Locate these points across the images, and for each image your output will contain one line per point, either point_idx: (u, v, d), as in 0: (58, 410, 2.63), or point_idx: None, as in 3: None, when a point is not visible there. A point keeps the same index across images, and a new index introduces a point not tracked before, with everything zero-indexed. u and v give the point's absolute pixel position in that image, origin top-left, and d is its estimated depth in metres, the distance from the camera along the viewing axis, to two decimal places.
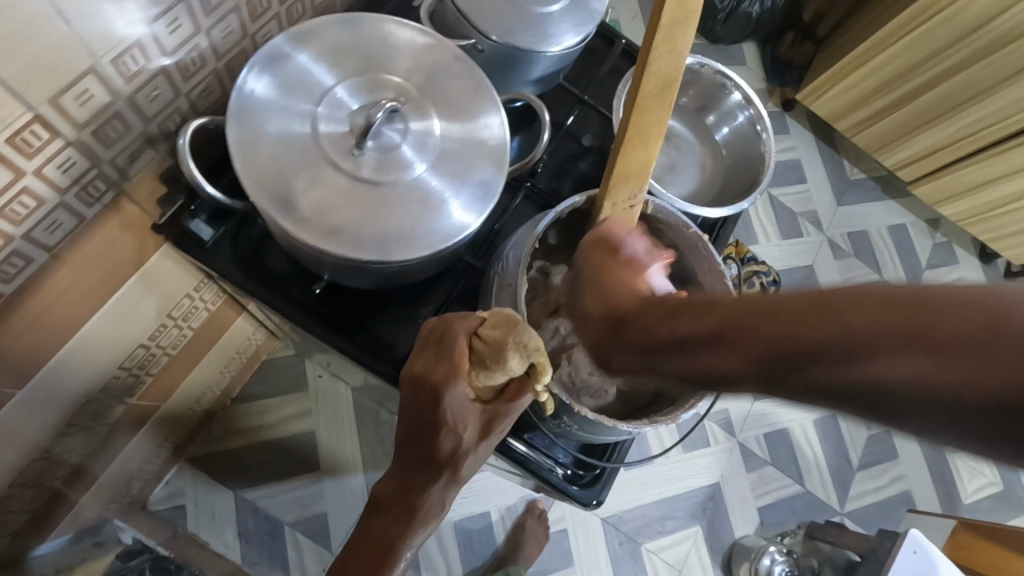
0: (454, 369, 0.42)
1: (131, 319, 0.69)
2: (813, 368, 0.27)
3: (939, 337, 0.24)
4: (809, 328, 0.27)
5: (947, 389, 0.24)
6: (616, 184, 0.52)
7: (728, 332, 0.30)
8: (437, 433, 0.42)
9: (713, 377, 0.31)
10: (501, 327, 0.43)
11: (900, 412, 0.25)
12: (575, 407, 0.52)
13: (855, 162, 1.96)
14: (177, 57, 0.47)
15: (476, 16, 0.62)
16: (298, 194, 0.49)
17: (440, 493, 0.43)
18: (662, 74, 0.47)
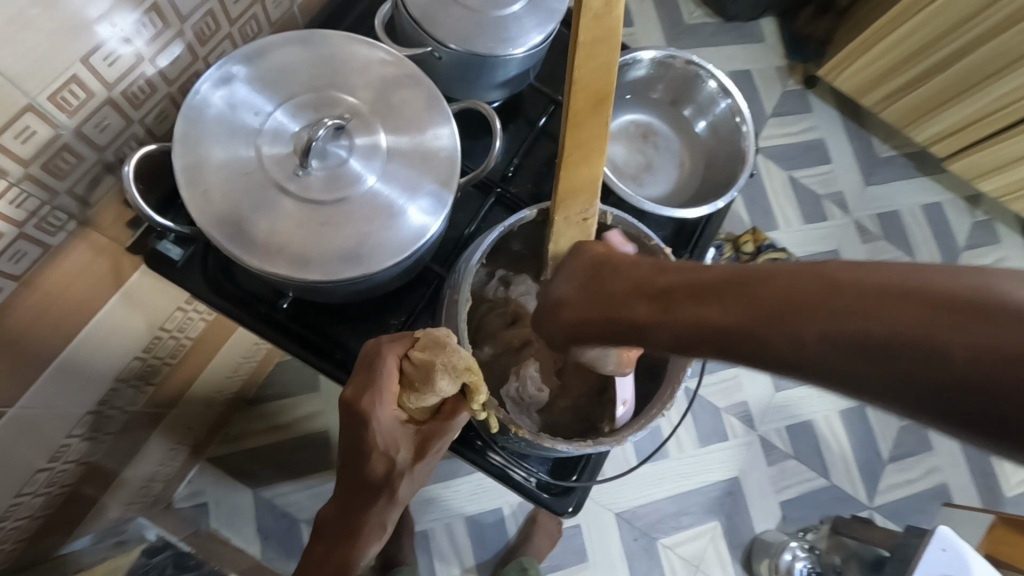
0: (382, 391, 0.43)
1: (120, 334, 0.71)
2: (801, 317, 0.32)
3: (929, 300, 0.28)
4: (807, 286, 0.33)
5: (929, 341, 0.27)
6: (565, 199, 0.54)
7: (724, 293, 0.37)
8: (369, 456, 0.43)
9: (714, 329, 0.36)
10: (430, 350, 0.44)
11: (862, 360, 0.29)
12: (513, 425, 0.52)
13: (884, 138, 1.85)
14: (121, 88, 0.48)
15: (432, 23, 0.61)
16: (250, 217, 0.49)
17: (380, 517, 0.43)
18: (593, 88, 0.51)
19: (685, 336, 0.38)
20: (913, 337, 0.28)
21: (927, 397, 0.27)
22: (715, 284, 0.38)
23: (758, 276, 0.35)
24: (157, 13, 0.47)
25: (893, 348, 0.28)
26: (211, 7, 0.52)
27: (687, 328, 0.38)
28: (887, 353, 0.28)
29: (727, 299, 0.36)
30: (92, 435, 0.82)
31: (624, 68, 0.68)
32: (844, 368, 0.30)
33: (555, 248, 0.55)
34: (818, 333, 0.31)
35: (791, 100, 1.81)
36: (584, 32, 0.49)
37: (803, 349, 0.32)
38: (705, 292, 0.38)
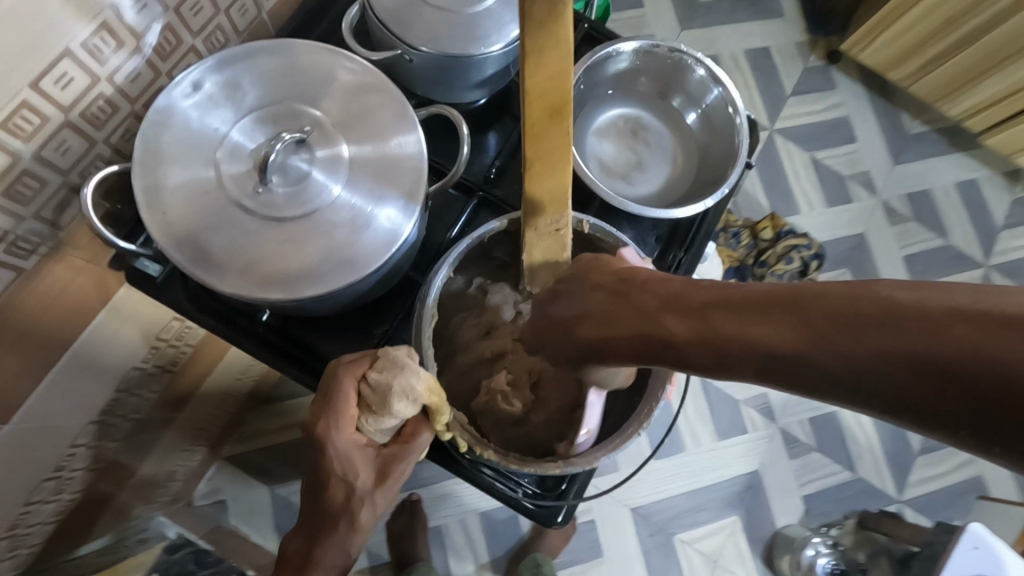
0: (340, 415, 0.41)
1: (113, 347, 0.72)
2: (847, 331, 0.30)
3: (990, 315, 0.26)
4: (854, 300, 0.31)
5: (994, 358, 0.25)
6: (532, 212, 0.54)
7: (761, 307, 0.35)
8: (328, 483, 0.41)
9: (752, 345, 0.35)
10: (388, 370, 0.42)
11: (918, 378, 0.28)
12: (479, 448, 0.50)
13: (915, 114, 1.75)
14: (78, 109, 0.47)
15: (403, 27, 0.59)
16: (216, 239, 0.48)
17: (337, 548, 0.41)
18: (548, 100, 0.47)
19: (717, 351, 0.37)
20: (973, 353, 0.26)
21: (984, 413, 0.26)
22: (751, 298, 0.36)
23: (814, 290, 0.33)
24: (108, 34, 0.46)
25: (951, 364, 0.27)
26: (167, 22, 0.51)
27: (721, 343, 0.36)
28: (943, 369, 0.27)
29: (768, 314, 0.35)
30: (97, 444, 0.83)
31: (604, 62, 0.64)
32: (897, 387, 0.28)
33: (528, 258, 0.56)
34: (866, 347, 0.29)
35: (813, 76, 1.72)
36: (531, 39, 0.43)
37: (850, 366, 0.30)
38: (740, 306, 0.36)
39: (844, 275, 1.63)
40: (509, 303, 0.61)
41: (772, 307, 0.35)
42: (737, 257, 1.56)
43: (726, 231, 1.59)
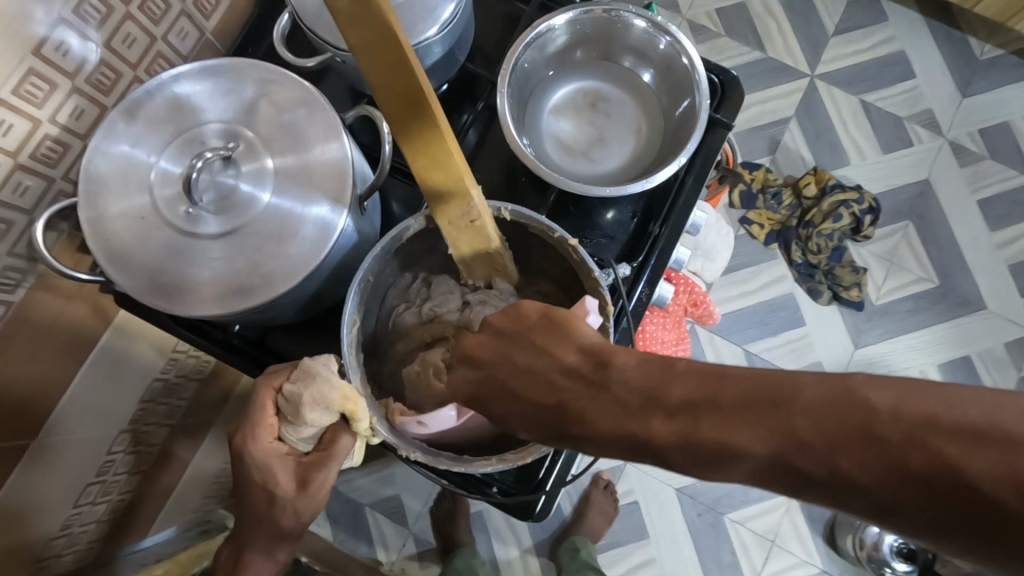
0: (258, 425, 0.44)
1: (127, 364, 0.79)
2: (841, 450, 0.27)
3: (976, 430, 0.25)
4: (840, 407, 0.28)
5: (985, 482, 0.24)
6: (439, 206, 0.53)
7: (736, 408, 0.31)
8: (252, 491, 0.45)
9: (737, 454, 0.30)
10: (299, 382, 0.43)
11: (943, 513, 0.25)
12: (401, 450, 0.48)
13: (986, 36, 1.54)
14: (28, 151, 0.51)
15: (334, 32, 0.57)
16: (156, 263, 0.50)
17: (266, 549, 0.46)
18: (399, 89, 0.48)
19: (705, 461, 0.31)
20: (1004, 486, 0.24)
21: (1021, 547, 0.24)
22: (722, 396, 0.31)
23: (791, 389, 0.29)
24: (40, 79, 0.49)
25: (974, 499, 0.25)
26: (102, 59, 0.54)
27: (716, 456, 0.31)
28: (972, 503, 0.25)
29: (759, 422, 0.30)
30: (136, 448, 0.91)
31: (543, 41, 0.64)
32: (889, 503, 0.27)
33: (456, 253, 0.56)
34: (881, 473, 0.27)
35: (857, 11, 1.56)
36: (353, 36, 0.45)
37: (869, 495, 0.27)
38: (729, 410, 0.31)
39: (907, 228, 1.47)
40: (456, 295, 0.60)
41: (748, 408, 0.30)
42: (779, 219, 1.46)
43: (765, 191, 1.46)
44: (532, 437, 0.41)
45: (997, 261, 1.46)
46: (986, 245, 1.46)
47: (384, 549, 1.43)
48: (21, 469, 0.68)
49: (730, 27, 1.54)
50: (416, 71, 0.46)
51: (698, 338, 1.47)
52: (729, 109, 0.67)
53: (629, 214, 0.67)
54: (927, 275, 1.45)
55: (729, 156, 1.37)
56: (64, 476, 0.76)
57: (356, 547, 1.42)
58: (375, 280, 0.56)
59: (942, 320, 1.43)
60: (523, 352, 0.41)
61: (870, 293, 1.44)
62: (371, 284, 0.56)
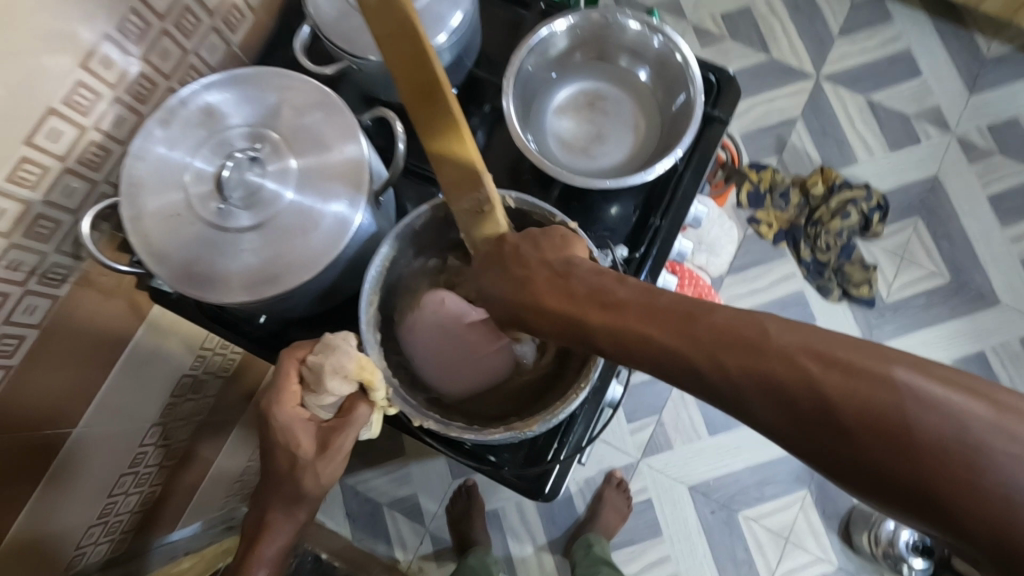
0: (283, 392, 0.48)
1: (158, 360, 0.84)
2: (724, 347, 0.39)
3: (827, 354, 0.35)
4: (741, 326, 0.39)
5: (815, 383, 0.35)
6: (454, 191, 0.57)
7: (665, 313, 0.43)
8: (276, 454, 0.48)
9: (652, 344, 0.42)
10: (322, 353, 0.48)
11: (777, 401, 0.37)
12: (415, 418, 0.52)
13: (993, 33, 1.56)
14: (75, 156, 0.57)
15: (349, 41, 0.62)
16: (188, 257, 0.54)
17: (285, 511, 0.49)
18: (415, 80, 0.51)
19: (629, 347, 0.44)
20: (839, 401, 0.34)
21: (816, 431, 0.35)
22: (661, 307, 0.43)
23: (713, 309, 0.41)
24: (86, 89, 0.55)
25: (813, 407, 0.35)
26: (140, 71, 0.59)
27: (645, 347, 0.43)
28: (808, 408, 0.35)
29: (678, 328, 0.41)
30: (164, 443, 0.96)
31: (545, 45, 0.68)
32: (743, 390, 0.38)
33: (470, 239, 0.59)
34: (747, 368, 0.38)
35: (862, 12, 1.58)
36: (378, 32, 0.50)
37: (731, 382, 0.38)
38: (665, 320, 0.42)
39: (916, 224, 1.48)
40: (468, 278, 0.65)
41: (674, 315, 0.42)
42: (787, 218, 1.47)
43: (772, 192, 1.48)
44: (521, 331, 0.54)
45: (1010, 255, 1.46)
46: (998, 239, 1.47)
47: (401, 546, 1.46)
48: (63, 455, 0.73)
49: (735, 30, 1.57)
50: (431, 64, 0.50)
51: None
52: (725, 105, 0.71)
53: (631, 208, 0.70)
54: (938, 271, 1.45)
55: (734, 155, 1.40)
56: (103, 464, 0.81)
57: (375, 545, 1.45)
58: (388, 268, 0.60)
59: (954, 315, 1.43)
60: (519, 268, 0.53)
61: (881, 290, 1.45)
62: (386, 270, 0.60)
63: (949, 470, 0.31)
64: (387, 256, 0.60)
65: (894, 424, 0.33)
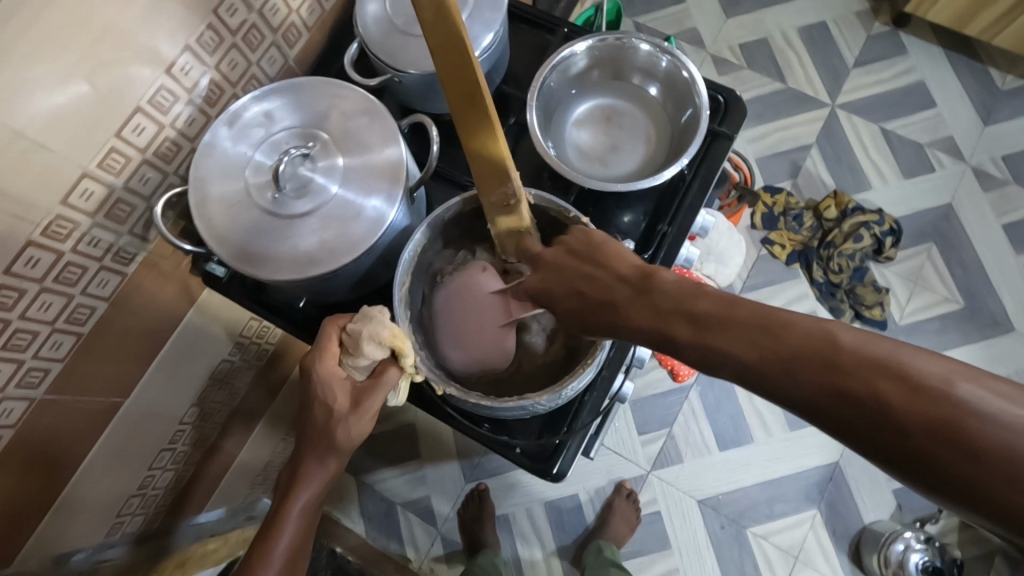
0: (323, 354, 0.54)
1: (202, 343, 0.91)
2: (796, 361, 0.39)
3: (906, 374, 0.35)
4: (815, 340, 0.38)
5: (887, 401, 0.35)
6: (485, 187, 0.63)
7: (737, 322, 0.43)
8: (315, 409, 0.54)
9: (724, 352, 0.43)
10: (360, 321, 0.54)
11: (847, 414, 0.36)
12: (438, 386, 0.59)
13: (1007, 68, 1.60)
14: (152, 149, 0.66)
15: (392, 56, 0.70)
16: (244, 238, 0.62)
17: (318, 460, 0.55)
18: (460, 86, 0.55)
19: (702, 352, 0.44)
20: (903, 405, 0.34)
21: (888, 448, 0.35)
22: (733, 316, 0.43)
23: (786, 320, 0.41)
24: (167, 92, 0.64)
25: (880, 417, 0.35)
26: (212, 79, 0.68)
27: (715, 351, 0.43)
28: (883, 415, 0.35)
29: (750, 337, 0.42)
30: (199, 424, 1.02)
31: (566, 64, 0.75)
32: (811, 404, 0.38)
33: (495, 227, 0.65)
34: (818, 382, 0.37)
35: (878, 45, 1.64)
36: (431, 39, 0.52)
37: (799, 394, 0.38)
38: (735, 324, 0.43)
39: (930, 249, 1.50)
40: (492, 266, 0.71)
41: (748, 323, 0.42)
42: (801, 240, 1.51)
43: (786, 214, 1.52)
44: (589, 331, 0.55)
45: None
46: (1012, 268, 1.48)
47: (413, 546, 1.49)
48: (114, 424, 0.80)
49: (752, 60, 1.64)
50: (476, 74, 0.53)
51: None
52: (729, 121, 0.77)
53: (642, 215, 0.75)
54: (951, 297, 1.47)
55: (748, 176, 1.45)
56: (146, 437, 0.88)
57: (388, 544, 1.49)
58: (419, 254, 0.67)
59: (968, 341, 1.44)
60: (583, 268, 0.57)
61: (894, 313, 1.47)
62: (418, 256, 0.67)
63: (1008, 478, 0.31)
64: (418, 244, 0.67)
65: (959, 437, 0.32)
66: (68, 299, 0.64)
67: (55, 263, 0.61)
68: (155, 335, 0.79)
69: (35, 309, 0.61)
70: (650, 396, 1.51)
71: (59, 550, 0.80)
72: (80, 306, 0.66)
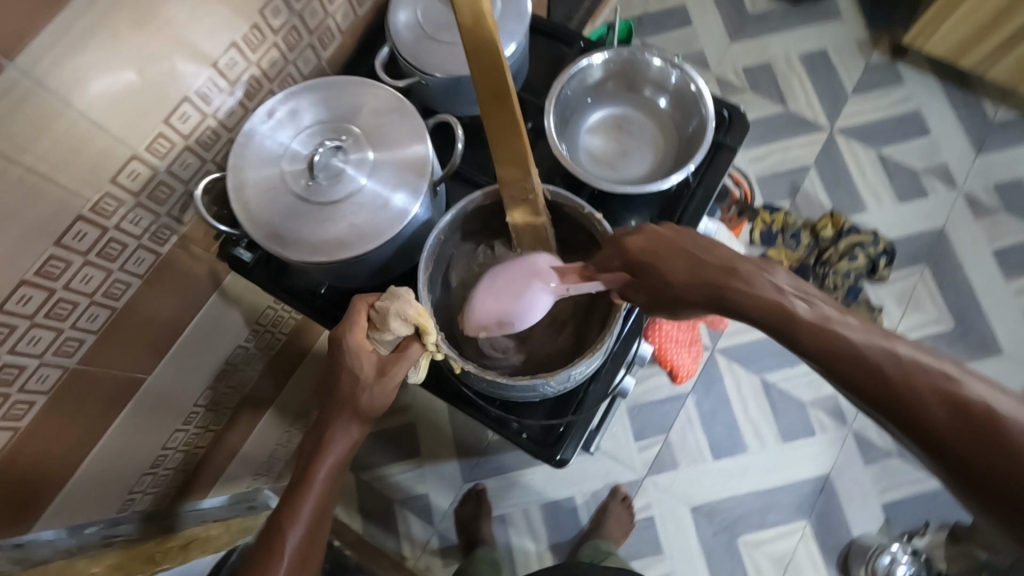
0: (352, 327, 0.60)
1: (223, 327, 0.94)
2: (919, 375, 0.46)
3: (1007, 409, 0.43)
4: (940, 367, 0.46)
5: (990, 423, 0.43)
6: (507, 182, 0.67)
7: (866, 329, 0.49)
8: (342, 378, 0.59)
9: (851, 348, 0.48)
10: (388, 300, 0.59)
11: (956, 427, 0.44)
12: (457, 362, 0.63)
13: (999, 101, 1.67)
14: (195, 137, 0.70)
15: (421, 60, 0.75)
16: (277, 221, 0.66)
17: (343, 426, 0.59)
18: (490, 87, 0.61)
19: (829, 340, 0.49)
20: (999, 424, 0.43)
21: (974, 462, 0.43)
22: (860, 325, 0.49)
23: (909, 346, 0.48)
24: (212, 84, 0.69)
25: (987, 439, 0.43)
26: (252, 74, 0.73)
27: (841, 346, 0.48)
28: (976, 425, 0.43)
29: (878, 343, 0.48)
30: (212, 407, 1.06)
31: (583, 73, 0.80)
32: (923, 412, 0.45)
33: (511, 221, 0.70)
34: (936, 397, 0.45)
35: (877, 73, 1.70)
36: (468, 44, 0.58)
37: (911, 400, 0.45)
38: (863, 330, 0.49)
39: (923, 271, 1.55)
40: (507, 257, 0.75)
41: (878, 334, 0.48)
42: (798, 257, 1.55)
43: (784, 232, 1.57)
44: (687, 305, 0.57)
45: (1014, 307, 1.52)
46: (1002, 292, 1.53)
47: (410, 543, 1.51)
48: (138, 398, 0.84)
49: (755, 83, 1.70)
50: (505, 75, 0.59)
51: (717, 364, 1.56)
52: (732, 133, 0.82)
53: (648, 218, 0.80)
54: (943, 317, 1.52)
55: (749, 192, 1.50)
56: (164, 414, 0.92)
57: (385, 541, 1.51)
58: (441, 244, 0.72)
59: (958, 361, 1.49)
60: (705, 245, 0.58)
61: None
62: (439, 246, 0.72)
63: None
64: (440, 234, 0.72)
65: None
66: (107, 273, 0.68)
67: (100, 238, 0.65)
68: (181, 315, 0.83)
69: (77, 281, 0.65)
70: (647, 404, 1.55)
71: (75, 520, 0.83)
72: (117, 281, 0.70)
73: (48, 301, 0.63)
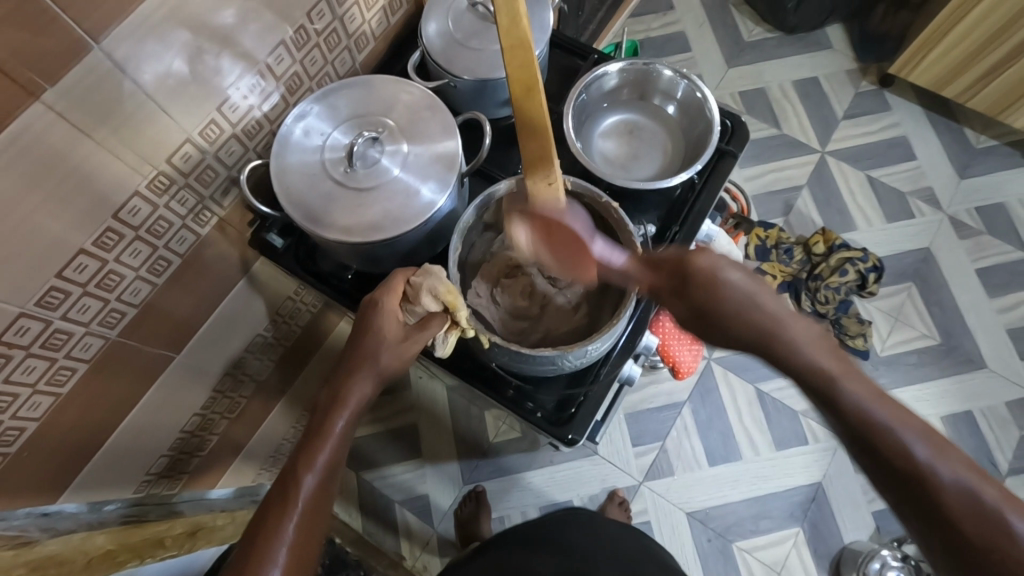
0: (388, 295, 0.66)
1: (247, 314, 0.99)
2: (945, 459, 0.46)
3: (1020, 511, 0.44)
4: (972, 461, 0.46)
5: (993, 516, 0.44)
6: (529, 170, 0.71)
7: (901, 408, 0.49)
8: (369, 340, 0.64)
9: (883, 416, 0.49)
10: (422, 275, 0.66)
11: (961, 510, 0.44)
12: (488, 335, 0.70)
13: (981, 129, 1.76)
14: (240, 126, 0.77)
15: (449, 63, 0.81)
16: (315, 203, 0.71)
17: (360, 385, 0.62)
18: (522, 77, 0.66)
19: (857, 398, 0.50)
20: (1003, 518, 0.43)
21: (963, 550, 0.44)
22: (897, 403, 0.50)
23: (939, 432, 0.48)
24: (260, 78, 0.75)
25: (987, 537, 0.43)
26: (294, 71, 0.80)
27: (868, 412, 0.49)
28: (987, 521, 0.44)
29: (912, 417, 0.49)
30: (228, 395, 1.09)
31: (599, 81, 0.87)
32: (930, 486, 0.46)
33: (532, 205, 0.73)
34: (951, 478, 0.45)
35: (866, 100, 1.80)
36: (507, 38, 0.64)
37: (922, 474, 0.46)
38: (901, 408, 0.49)
39: (910, 289, 1.62)
40: None
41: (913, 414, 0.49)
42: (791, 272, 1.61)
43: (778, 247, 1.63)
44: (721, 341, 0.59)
45: (997, 326, 1.58)
46: (987, 310, 1.60)
47: (408, 544, 1.52)
48: (165, 376, 0.87)
49: (751, 107, 1.79)
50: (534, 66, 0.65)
51: (713, 373, 1.62)
52: (734, 141, 0.89)
53: (655, 217, 0.85)
54: (929, 332, 1.58)
55: (744, 207, 1.57)
56: (186, 395, 0.94)
57: (384, 540, 1.52)
58: (467, 230, 0.77)
59: (944, 374, 1.54)
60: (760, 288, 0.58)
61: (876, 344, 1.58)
62: (466, 232, 0.78)
63: None
64: (467, 221, 0.78)
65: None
66: (152, 249, 0.73)
67: (150, 214, 0.70)
68: (211, 296, 0.88)
69: (127, 255, 0.70)
70: (644, 410, 1.59)
71: (95, 498, 0.84)
72: (160, 258, 0.75)
73: (100, 271, 0.68)
